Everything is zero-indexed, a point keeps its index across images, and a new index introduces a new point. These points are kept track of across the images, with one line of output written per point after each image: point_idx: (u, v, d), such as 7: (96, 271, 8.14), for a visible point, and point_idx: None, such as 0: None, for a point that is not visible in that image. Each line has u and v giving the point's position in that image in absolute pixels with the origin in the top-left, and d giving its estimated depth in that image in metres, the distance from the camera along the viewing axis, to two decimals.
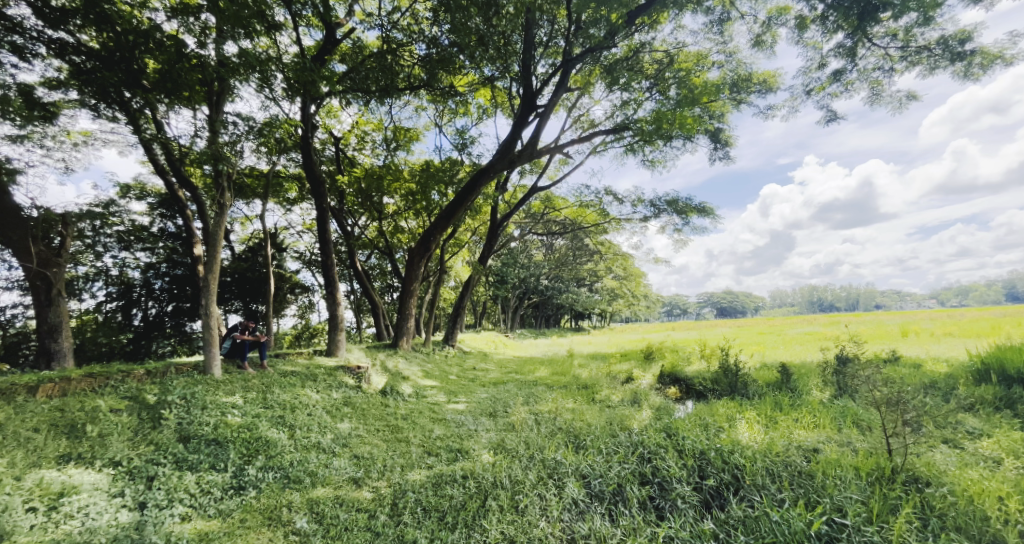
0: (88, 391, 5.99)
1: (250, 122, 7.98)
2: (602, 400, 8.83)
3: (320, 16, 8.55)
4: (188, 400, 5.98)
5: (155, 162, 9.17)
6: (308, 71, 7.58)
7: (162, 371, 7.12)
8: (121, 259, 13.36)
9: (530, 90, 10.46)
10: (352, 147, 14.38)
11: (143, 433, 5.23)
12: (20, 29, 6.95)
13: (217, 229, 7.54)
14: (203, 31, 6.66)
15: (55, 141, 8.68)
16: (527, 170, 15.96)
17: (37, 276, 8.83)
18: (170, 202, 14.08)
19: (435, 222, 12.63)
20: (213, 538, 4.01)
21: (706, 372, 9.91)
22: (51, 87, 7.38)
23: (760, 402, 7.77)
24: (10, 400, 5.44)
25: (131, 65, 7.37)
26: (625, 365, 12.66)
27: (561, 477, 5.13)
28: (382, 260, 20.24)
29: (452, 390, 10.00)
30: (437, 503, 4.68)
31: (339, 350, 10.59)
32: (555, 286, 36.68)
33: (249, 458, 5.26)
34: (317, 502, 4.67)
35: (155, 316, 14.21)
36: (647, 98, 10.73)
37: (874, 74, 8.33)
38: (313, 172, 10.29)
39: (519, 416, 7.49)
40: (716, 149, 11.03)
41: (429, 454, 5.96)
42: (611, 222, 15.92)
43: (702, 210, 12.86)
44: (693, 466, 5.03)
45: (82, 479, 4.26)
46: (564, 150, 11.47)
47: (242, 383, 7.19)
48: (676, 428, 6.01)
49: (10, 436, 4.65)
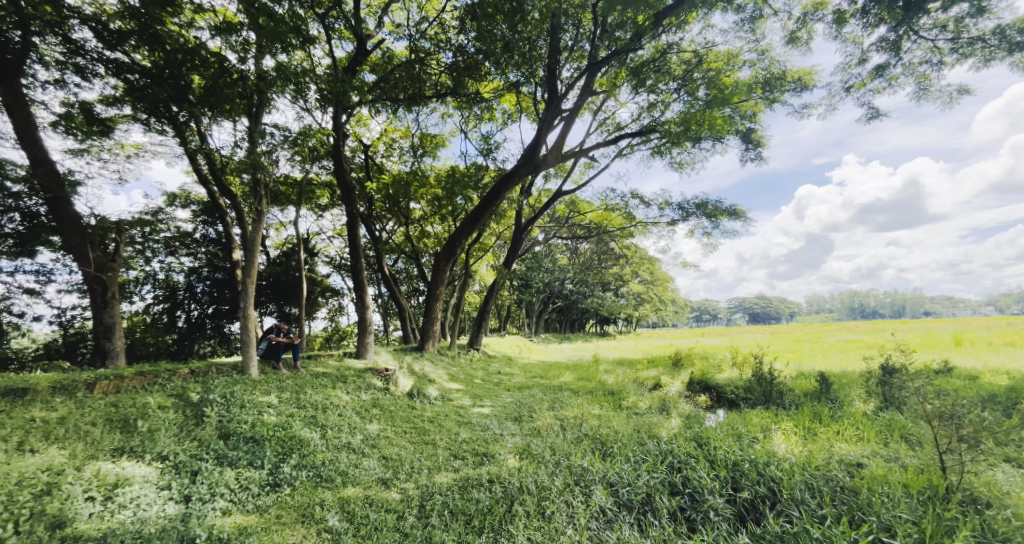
0: (140, 388, 6.36)
1: (286, 132, 8.36)
2: (629, 406, 8.70)
3: (352, 28, 8.85)
4: (228, 399, 6.26)
5: (199, 172, 9.74)
6: (340, 82, 7.86)
7: (204, 371, 7.48)
8: (167, 264, 14.11)
9: (556, 95, 10.48)
10: (381, 154, 14.71)
11: (187, 430, 5.50)
12: (82, 51, 7.52)
13: (254, 235, 7.86)
14: (244, 47, 7.04)
15: (110, 153, 9.32)
16: (551, 175, 15.98)
17: (94, 280, 9.40)
18: (212, 209, 14.85)
19: (461, 227, 12.80)
20: (251, 532, 4.17)
21: (739, 381, 9.60)
22: (108, 104, 8.16)
23: (796, 412, 7.46)
24: (71, 395, 5.83)
25: (178, 82, 7.77)
26: (652, 372, 12.43)
27: (587, 485, 5.08)
28: (409, 264, 20.78)
29: (476, 394, 10.08)
30: (464, 506, 4.71)
31: (368, 351, 10.84)
32: (580, 291, 36.30)
33: (284, 456, 5.47)
34: (349, 501, 4.79)
35: (197, 319, 14.90)
36: (675, 99, 10.55)
37: (920, 68, 7.92)
38: (344, 179, 10.61)
39: (544, 421, 7.46)
40: (748, 150, 10.70)
41: (455, 457, 6.01)
42: (637, 225, 15.69)
43: (732, 213, 12.50)
44: (726, 478, 4.88)
45: (134, 471, 4.51)
46: (589, 153, 11.42)
47: (277, 383, 7.48)
48: (707, 438, 5.85)
49: (71, 429, 4.99)
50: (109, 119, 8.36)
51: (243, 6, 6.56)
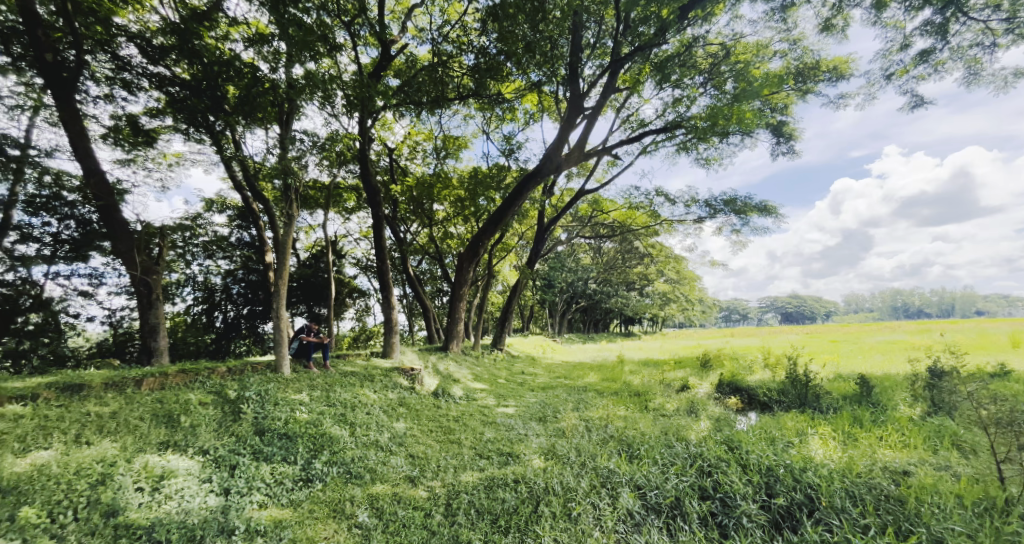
0: (182, 385, 6.69)
1: (314, 137, 8.60)
2: (656, 408, 8.56)
3: (376, 34, 9.04)
4: (262, 396, 6.52)
5: (234, 178, 10.17)
6: (366, 87, 8.04)
7: (241, 369, 7.80)
8: (206, 267, 14.76)
9: (578, 93, 10.44)
10: (405, 157, 14.95)
11: (226, 425, 5.75)
12: (129, 66, 8.03)
13: (286, 238, 8.12)
14: (275, 57, 7.29)
15: (154, 162, 9.83)
16: (574, 174, 15.87)
17: (140, 283, 9.94)
18: (246, 214, 15.47)
19: (484, 228, 12.87)
20: (285, 526, 4.32)
21: (771, 382, 9.28)
22: (151, 115, 8.59)
23: (835, 416, 7.15)
24: (121, 391, 6.16)
25: (215, 92, 8.06)
26: (680, 373, 12.15)
27: (614, 487, 5.02)
28: (433, 264, 21.07)
29: (501, 394, 10.13)
30: (490, 506, 4.74)
31: (394, 351, 11.04)
32: (604, 290, 35.87)
33: (316, 453, 5.64)
34: (378, 498, 4.90)
35: (232, 319, 15.52)
36: (701, 94, 10.31)
37: (971, 52, 7.47)
38: (370, 182, 10.85)
39: (569, 422, 7.41)
40: (779, 144, 10.34)
41: (481, 457, 6.05)
42: (662, 223, 15.39)
43: (763, 209, 12.10)
44: (759, 483, 4.73)
45: (178, 464, 4.74)
46: (612, 151, 11.30)
47: (309, 381, 7.73)
48: (739, 441, 5.68)
49: (122, 423, 5.29)
50: (152, 130, 8.78)
51: (274, 17, 6.79)
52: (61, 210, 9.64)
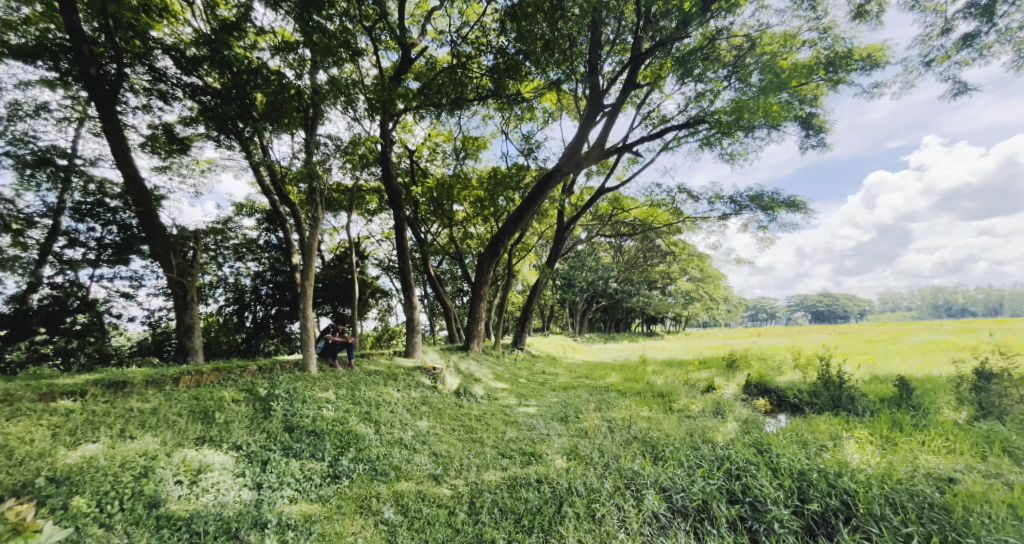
0: (216, 382, 6.96)
1: (338, 141, 8.80)
2: (680, 409, 8.40)
3: (397, 38, 9.18)
4: (291, 393, 6.72)
5: (262, 183, 10.50)
6: (387, 91, 8.18)
7: (270, 368, 8.05)
8: (236, 269, 15.28)
9: (598, 90, 10.35)
10: (425, 159, 15.12)
11: (258, 422, 5.94)
12: (164, 77, 8.44)
13: (311, 240, 8.33)
14: (300, 64, 7.49)
15: (188, 169, 10.24)
16: (594, 172, 15.73)
17: (176, 285, 10.38)
18: (273, 217, 15.93)
19: (504, 228, 12.90)
20: (315, 520, 4.44)
21: (802, 383, 8.98)
22: (185, 123, 8.96)
23: (871, 420, 6.86)
24: (160, 387, 6.44)
25: (244, 100, 8.41)
26: (704, 373, 11.90)
27: (639, 489, 4.96)
28: (453, 264, 21.25)
29: (522, 393, 10.11)
30: (513, 505, 4.75)
31: (416, 351, 11.17)
32: (625, 290, 35.39)
33: (342, 450, 5.77)
34: (403, 495, 4.97)
35: (261, 319, 16.01)
36: (725, 88, 10.07)
37: (1020, 34, 7.04)
38: (392, 184, 11.03)
39: (591, 423, 7.34)
40: (808, 137, 10.00)
41: (503, 456, 6.07)
42: (685, 221, 15.10)
43: (791, 205, 11.72)
44: (792, 488, 4.59)
45: (213, 459, 4.92)
46: (633, 148, 11.15)
47: (335, 379, 7.91)
48: (768, 444, 5.51)
49: (161, 419, 5.52)
50: (187, 138, 9.13)
51: (299, 25, 6.97)
52: (104, 216, 10.16)
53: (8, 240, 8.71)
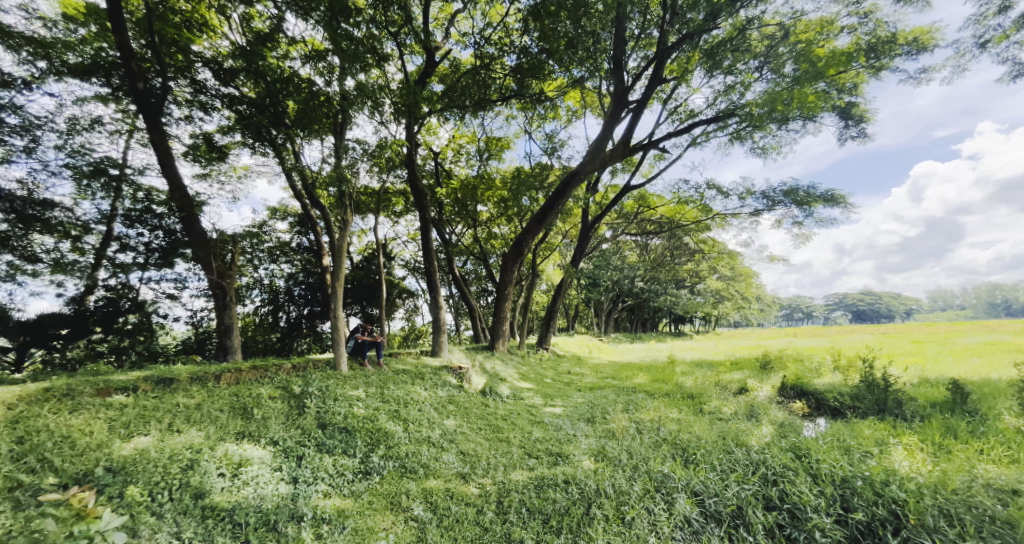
0: (254, 380, 7.24)
1: (365, 145, 9.00)
2: (711, 411, 8.17)
3: (422, 42, 9.32)
4: (323, 391, 6.92)
5: (295, 188, 10.87)
6: (412, 94, 8.31)
7: (303, 366, 8.32)
8: (271, 270, 15.86)
9: (622, 87, 10.20)
10: (449, 161, 15.29)
11: (293, 418, 6.16)
12: (204, 89, 8.88)
13: (341, 242, 8.54)
14: (329, 71, 7.69)
15: (226, 176, 10.70)
16: (619, 170, 15.50)
17: (216, 286, 10.86)
18: (305, 220, 16.45)
19: (528, 227, 12.88)
20: (348, 515, 4.55)
21: (843, 386, 8.57)
22: (223, 132, 9.37)
23: (921, 425, 6.48)
24: (203, 384, 6.75)
25: (277, 108, 8.71)
26: (737, 375, 11.53)
27: (669, 492, 4.86)
28: (477, 265, 21.43)
29: (548, 393, 10.08)
30: (541, 506, 4.74)
31: (442, 350, 11.30)
32: (652, 289, 34.72)
33: (373, 447, 5.90)
34: (432, 493, 5.04)
35: (295, 319, 16.56)
36: (757, 79, 9.73)
37: None
38: (417, 186, 11.19)
39: (619, 424, 7.23)
40: (848, 127, 9.53)
41: (530, 456, 6.06)
42: (715, 218, 14.68)
43: (829, 199, 11.21)
44: (833, 496, 4.39)
45: (253, 453, 5.13)
46: (660, 144, 10.93)
47: (364, 378, 8.11)
48: (807, 449, 5.29)
49: (205, 414, 5.79)
50: (225, 146, 9.55)
51: (328, 33, 7.16)
52: (152, 222, 10.72)
53: (67, 246, 9.41)
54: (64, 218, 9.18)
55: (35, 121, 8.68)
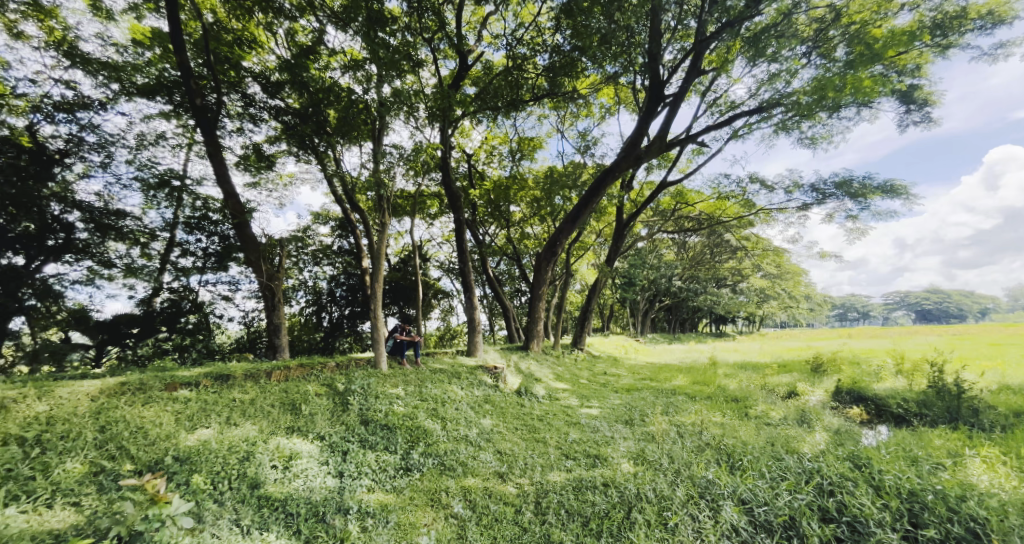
0: (301, 377, 7.57)
1: (402, 150, 9.23)
2: (758, 416, 7.79)
3: (455, 46, 9.46)
4: (365, 389, 7.15)
5: (336, 193, 11.30)
6: (447, 98, 8.44)
7: (346, 364, 8.63)
8: (314, 273, 16.55)
9: (658, 81, 9.93)
10: (482, 162, 15.42)
11: (338, 415, 6.39)
12: (254, 102, 9.46)
13: (380, 244, 8.77)
14: (368, 79, 7.93)
15: (273, 184, 11.27)
16: (654, 166, 15.11)
17: (266, 288, 11.46)
18: (345, 223, 17.06)
19: (562, 227, 12.77)
20: (391, 510, 4.66)
21: (907, 391, 7.95)
22: (271, 142, 9.90)
23: (1001, 436, 5.90)
24: (256, 380, 7.13)
25: (319, 117, 9.10)
26: (785, 378, 10.94)
27: (714, 499, 4.67)
28: (511, 265, 21.51)
29: (584, 394, 9.95)
30: (580, 507, 4.69)
31: (477, 350, 11.39)
32: (690, 288, 33.58)
33: (413, 444, 6.03)
34: (470, 491, 5.08)
35: (337, 319, 17.20)
36: (805, 66, 9.21)
37: None
38: (451, 188, 11.34)
39: (659, 427, 7.03)
40: (910, 112, 8.83)
41: (567, 457, 6.00)
42: (758, 213, 14.00)
43: (887, 191, 10.43)
44: (900, 510, 4.07)
45: (302, 447, 5.36)
46: (699, 138, 10.56)
47: (403, 376, 8.33)
48: (867, 458, 4.94)
49: (258, 409, 6.11)
50: (272, 155, 10.08)
51: (366, 43, 7.39)
52: (208, 228, 11.45)
53: (136, 252, 10.22)
54: (135, 226, 10.08)
55: (110, 139, 9.50)
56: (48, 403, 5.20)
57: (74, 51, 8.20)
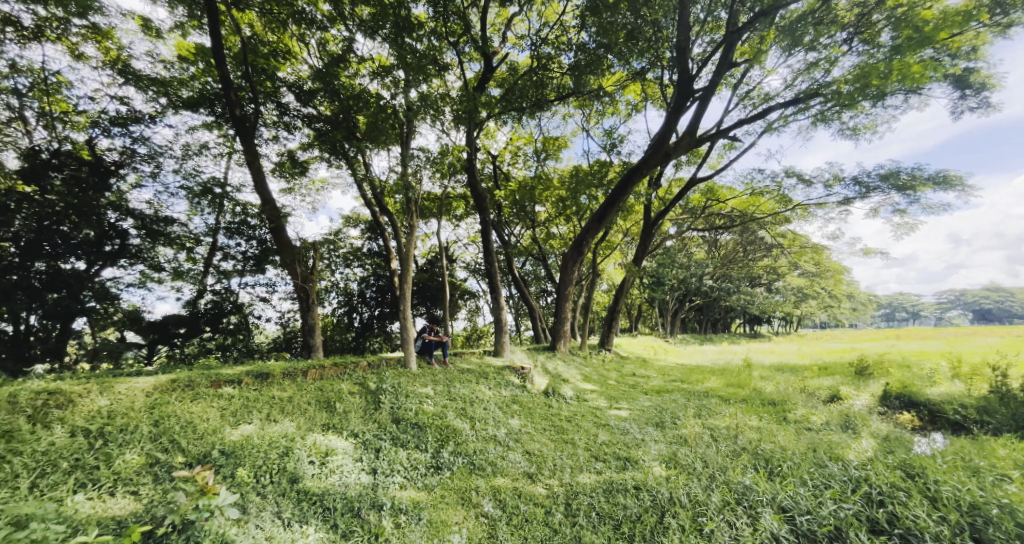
0: (335, 376, 7.80)
1: (429, 153, 9.36)
2: (797, 420, 7.47)
3: (480, 49, 9.52)
4: (396, 388, 7.28)
5: (365, 197, 11.57)
6: (472, 100, 8.50)
7: (377, 363, 8.83)
8: (346, 274, 17.01)
9: (687, 75, 9.68)
10: (507, 163, 15.46)
11: (370, 413, 6.54)
12: (288, 111, 9.82)
13: (408, 246, 8.90)
14: (395, 84, 8.09)
15: (306, 189, 11.66)
16: (683, 163, 14.75)
17: (301, 290, 11.87)
18: (375, 226, 17.46)
19: (589, 226, 12.64)
20: (423, 507, 4.73)
21: (964, 397, 7.42)
22: (304, 148, 10.25)
23: None
24: (294, 378, 7.39)
25: (349, 123, 9.36)
26: (827, 381, 10.45)
27: (753, 506, 4.50)
28: (537, 265, 21.46)
29: (613, 396, 9.80)
30: (612, 510, 4.62)
31: (504, 350, 11.42)
32: (723, 287, 32.53)
33: (443, 443, 6.10)
34: (500, 491, 5.09)
35: (367, 319, 17.63)
36: (846, 53, 8.76)
37: None
38: (477, 190, 11.42)
39: (691, 430, 6.84)
40: (965, 98, 8.25)
41: (597, 459, 5.92)
42: (796, 209, 13.43)
43: (939, 182, 9.79)
44: (959, 524, 3.80)
45: (337, 444, 5.52)
46: (731, 133, 10.22)
47: (432, 375, 8.44)
48: (921, 468, 4.64)
49: (296, 406, 6.33)
50: (306, 161, 10.43)
51: (394, 50, 7.53)
52: (247, 232, 11.96)
53: (183, 256, 10.80)
54: (181, 232, 10.67)
55: (159, 150, 10.07)
56: (109, 398, 5.52)
57: (127, 69, 8.73)
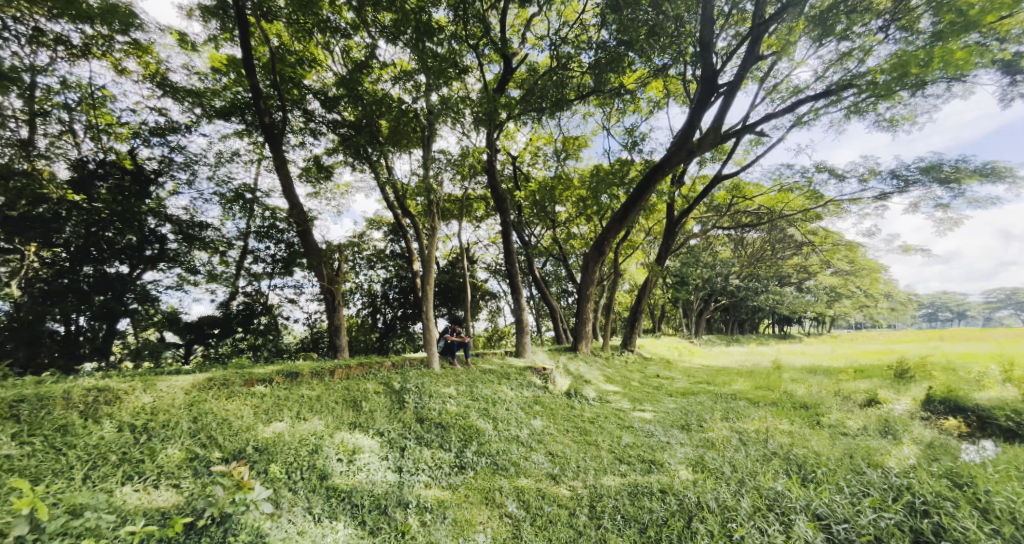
0: (360, 376, 7.95)
1: (450, 155, 9.44)
2: (831, 425, 7.19)
3: (499, 50, 9.54)
4: (420, 388, 7.38)
5: (388, 200, 11.77)
6: (492, 102, 8.54)
7: (401, 363, 8.97)
8: (370, 276, 17.33)
9: (712, 70, 9.47)
10: (527, 163, 15.46)
11: (394, 412, 6.64)
12: (314, 117, 10.09)
13: (429, 247, 8.99)
14: (417, 88, 8.19)
15: (331, 193, 11.95)
16: (708, 160, 14.41)
17: (327, 291, 12.17)
18: (397, 228, 17.72)
19: (610, 225, 12.48)
20: (448, 506, 4.77)
21: (1016, 402, 6.98)
22: (330, 153, 10.51)
23: None
24: (321, 378, 7.56)
25: (372, 128, 9.54)
26: (863, 384, 10.02)
27: (785, 512, 4.35)
28: (557, 265, 21.37)
29: (637, 397, 9.67)
30: (637, 514, 4.56)
31: (526, 351, 11.41)
32: (750, 286, 31.62)
33: (466, 442, 6.14)
34: (524, 491, 5.09)
35: (391, 320, 17.92)
36: (881, 41, 8.39)
37: None
38: (498, 191, 11.45)
39: (719, 433, 6.67)
40: (1014, 84, 7.77)
41: (621, 461, 5.84)
42: (828, 205, 12.93)
43: (984, 175, 9.27)
44: (1013, 537, 3.57)
45: (364, 442, 5.63)
46: (758, 128, 9.93)
47: (455, 376, 8.51)
48: (969, 478, 4.38)
49: (324, 404, 6.48)
50: (331, 166, 10.69)
51: (415, 54, 7.63)
52: (276, 236, 12.33)
53: (216, 259, 11.23)
54: (215, 236, 11.10)
55: (194, 158, 10.51)
56: (152, 395, 5.74)
57: (165, 81, 9.15)
